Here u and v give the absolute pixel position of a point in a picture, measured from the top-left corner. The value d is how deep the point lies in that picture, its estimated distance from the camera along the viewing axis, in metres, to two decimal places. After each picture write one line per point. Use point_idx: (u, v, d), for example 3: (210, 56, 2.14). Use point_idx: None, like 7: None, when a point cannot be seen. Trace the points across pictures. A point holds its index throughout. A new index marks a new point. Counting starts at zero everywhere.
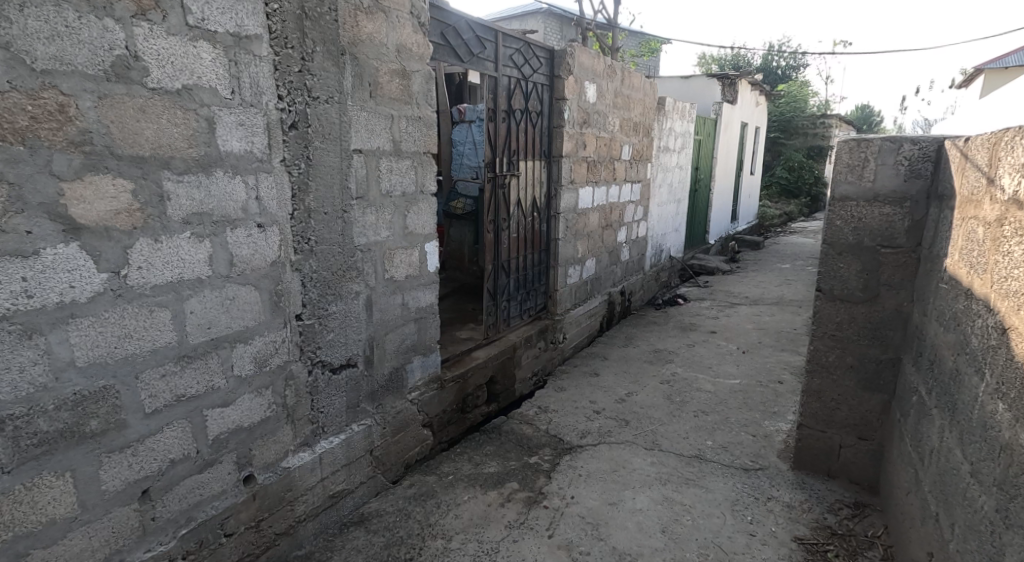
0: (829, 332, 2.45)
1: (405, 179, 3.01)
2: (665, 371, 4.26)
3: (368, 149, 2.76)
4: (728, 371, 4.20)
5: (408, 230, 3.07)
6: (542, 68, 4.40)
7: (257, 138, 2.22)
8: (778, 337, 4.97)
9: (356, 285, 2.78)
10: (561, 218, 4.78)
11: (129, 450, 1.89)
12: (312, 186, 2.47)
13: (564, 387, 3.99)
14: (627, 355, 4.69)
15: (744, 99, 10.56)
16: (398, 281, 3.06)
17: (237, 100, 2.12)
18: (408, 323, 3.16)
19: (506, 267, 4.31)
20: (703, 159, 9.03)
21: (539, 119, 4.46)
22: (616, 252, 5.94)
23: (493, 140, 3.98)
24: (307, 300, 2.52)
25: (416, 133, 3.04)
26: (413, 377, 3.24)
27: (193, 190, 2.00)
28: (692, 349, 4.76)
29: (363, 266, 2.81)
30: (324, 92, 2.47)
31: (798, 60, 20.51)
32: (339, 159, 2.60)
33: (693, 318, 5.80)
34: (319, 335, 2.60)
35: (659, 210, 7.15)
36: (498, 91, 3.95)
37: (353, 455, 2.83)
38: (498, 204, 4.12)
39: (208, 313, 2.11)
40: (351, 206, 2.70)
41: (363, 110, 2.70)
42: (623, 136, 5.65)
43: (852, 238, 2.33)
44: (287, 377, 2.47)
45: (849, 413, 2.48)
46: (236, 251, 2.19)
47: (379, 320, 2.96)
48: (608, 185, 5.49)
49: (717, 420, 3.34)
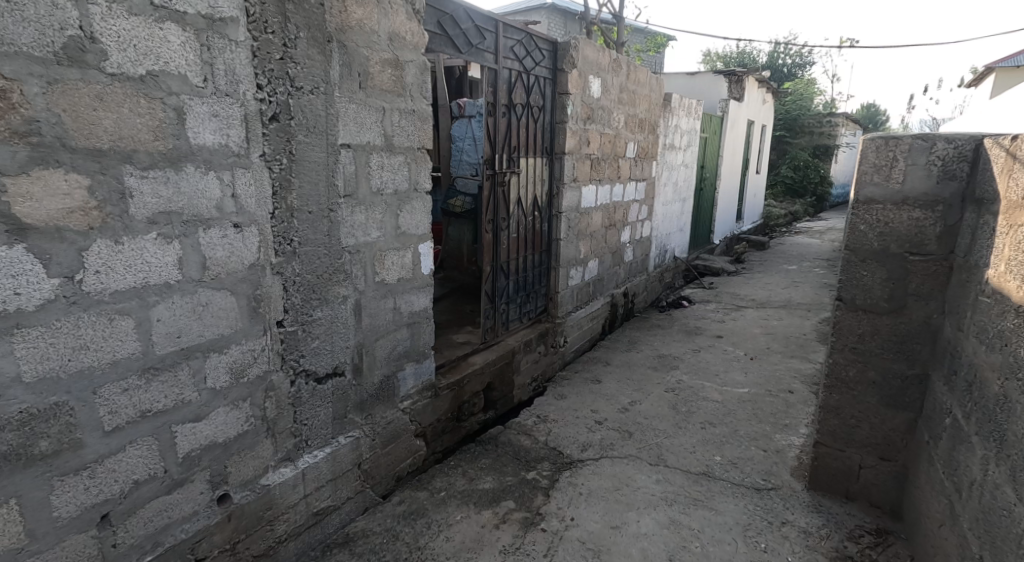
0: (850, 345, 2.27)
1: (397, 177, 2.84)
2: (669, 378, 4.08)
3: (358, 143, 2.59)
4: (735, 379, 4.02)
5: (400, 230, 2.90)
6: (545, 61, 4.22)
7: (233, 131, 2.05)
8: (787, 342, 4.78)
9: (344, 289, 2.61)
10: (563, 217, 4.60)
11: (85, 472, 1.73)
12: (295, 183, 2.30)
13: (565, 394, 3.82)
14: (630, 360, 4.51)
15: (751, 96, 10.35)
16: (390, 285, 2.89)
17: (210, 89, 1.95)
18: (400, 328, 2.99)
19: (505, 269, 4.14)
20: (708, 157, 8.84)
21: (541, 115, 4.27)
22: (619, 252, 5.76)
23: (493, 135, 3.81)
24: (289, 305, 2.35)
25: (409, 127, 2.87)
26: (405, 385, 3.08)
27: (159, 186, 1.83)
28: (697, 354, 4.59)
29: (351, 268, 2.64)
30: (309, 82, 2.30)
31: (804, 58, 20.26)
32: (325, 155, 2.43)
33: (698, 321, 5.62)
34: (302, 343, 2.43)
35: (663, 210, 6.97)
36: (498, 84, 3.77)
37: (339, 469, 2.66)
38: (497, 202, 3.94)
39: (178, 321, 1.94)
40: (338, 205, 2.52)
41: (352, 102, 2.53)
42: (628, 133, 5.47)
43: (878, 244, 2.15)
44: (267, 388, 2.30)
45: (870, 432, 2.30)
46: (210, 253, 2.02)
47: (368, 325, 2.79)
48: (611, 183, 5.31)
49: (725, 432, 3.17)
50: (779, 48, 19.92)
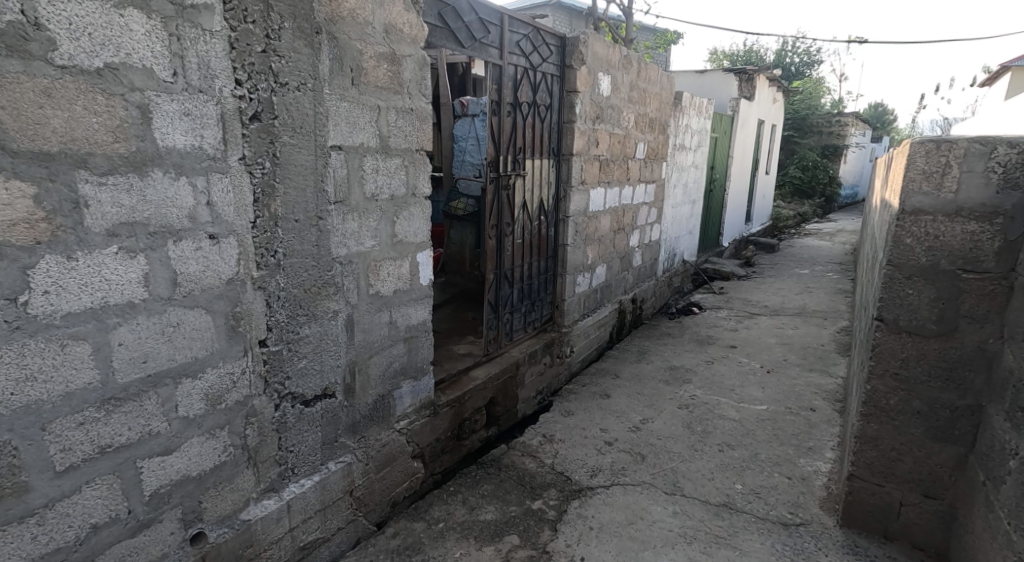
0: (892, 371, 2.05)
1: (393, 181, 2.63)
2: (682, 393, 3.86)
3: (350, 144, 2.38)
4: (753, 394, 3.79)
5: (396, 238, 2.69)
6: (552, 57, 4.00)
7: (207, 132, 1.84)
8: (805, 354, 4.56)
9: (335, 303, 2.41)
10: (570, 222, 4.38)
11: (33, 518, 1.54)
12: (279, 189, 2.09)
13: (572, 411, 3.61)
14: (640, 372, 4.29)
15: (761, 95, 10.10)
16: (385, 297, 2.68)
17: (181, 84, 1.74)
18: (396, 343, 2.78)
19: (509, 277, 3.93)
20: (719, 157, 8.61)
21: (548, 114, 4.05)
22: (628, 257, 5.55)
23: (497, 135, 3.59)
24: (273, 322, 2.15)
25: (407, 128, 2.66)
26: (401, 404, 2.87)
27: (120, 195, 1.63)
28: (711, 367, 4.37)
29: (342, 281, 2.43)
30: (295, 78, 2.09)
31: (812, 58, 19.96)
32: (314, 158, 2.22)
33: (710, 329, 5.40)
34: (288, 364, 2.23)
35: (673, 212, 6.74)
36: (504, 81, 3.56)
37: (329, 498, 2.46)
38: (501, 207, 3.73)
39: (144, 345, 1.74)
40: (328, 211, 2.31)
41: (344, 100, 2.32)
42: (638, 133, 5.24)
43: (926, 259, 1.93)
44: (248, 414, 2.10)
45: (913, 466, 2.07)
46: (181, 268, 1.81)
47: (362, 342, 2.59)
48: (620, 185, 5.09)
49: (745, 456, 2.95)
50: (787, 47, 19.63)
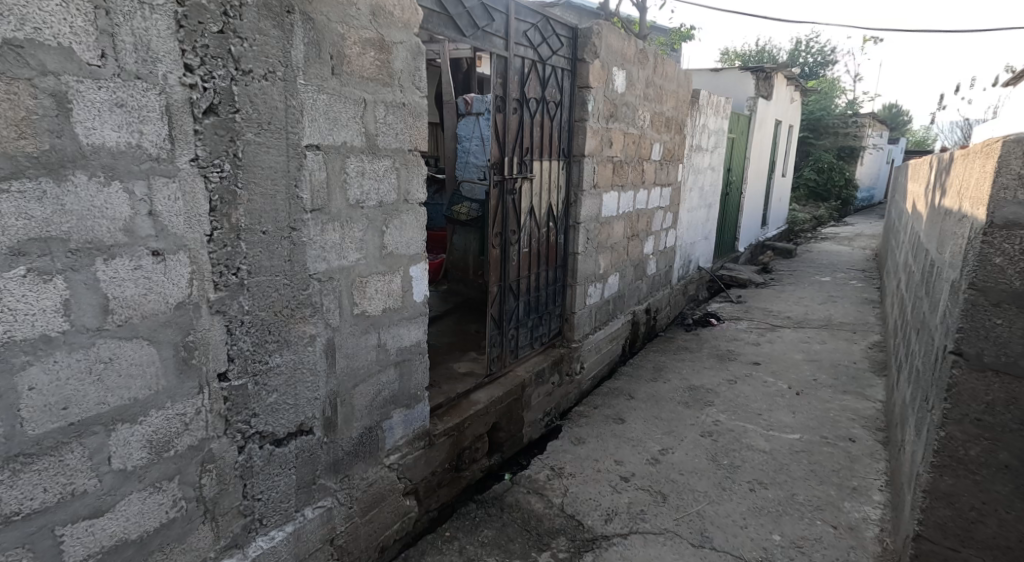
0: (972, 416, 1.73)
1: (382, 186, 2.31)
2: (704, 418, 3.52)
3: (329, 143, 2.06)
4: (782, 420, 3.44)
5: (385, 250, 2.38)
6: (563, 49, 3.67)
7: (148, 127, 1.52)
8: (836, 372, 4.20)
9: (312, 326, 2.09)
10: (581, 228, 4.04)
11: None
12: (241, 196, 1.78)
13: (583, 438, 3.28)
14: (657, 393, 3.95)
15: (779, 94, 9.73)
16: (372, 317, 2.36)
17: (112, 68, 1.43)
18: (386, 369, 2.47)
19: (514, 289, 3.60)
20: (735, 159, 8.25)
21: (558, 111, 3.72)
22: (642, 266, 5.20)
23: (501, 134, 3.27)
24: (236, 352, 1.83)
25: (397, 124, 2.34)
26: (391, 436, 2.56)
27: (28, 204, 1.33)
28: (733, 387, 4.03)
29: (321, 300, 2.12)
30: (261, 65, 1.77)
31: (827, 57, 19.50)
32: (285, 159, 1.90)
33: (729, 343, 5.05)
34: (255, 399, 1.91)
35: (688, 217, 6.39)
36: (509, 75, 3.24)
37: (306, 550, 2.16)
38: (506, 213, 3.40)
39: (65, 386, 1.43)
40: (304, 221, 2.00)
41: (322, 93, 2.00)
42: (653, 133, 4.90)
43: (1020, 284, 1.63)
44: (204, 460, 1.77)
45: (996, 531, 1.73)
46: (114, 292, 1.50)
47: (345, 369, 2.27)
48: (635, 189, 4.75)
49: (780, 497, 2.62)
50: (801, 47, 19.22)
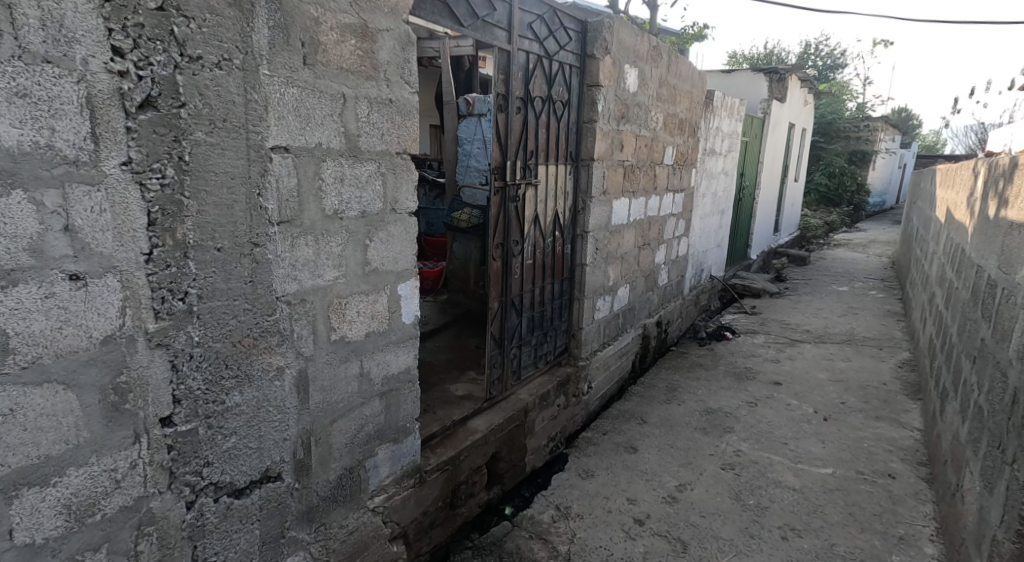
0: None
1: (365, 194, 2.03)
2: (724, 448, 3.22)
3: (301, 145, 1.78)
4: (811, 451, 3.13)
5: (369, 266, 2.09)
6: (571, 44, 3.38)
7: (62, 122, 1.24)
8: (864, 394, 3.89)
9: (280, 357, 1.81)
10: (590, 237, 3.74)
11: None
12: (188, 207, 1.49)
13: (592, 471, 2.98)
14: (671, 416, 3.66)
15: (792, 96, 9.42)
16: (353, 342, 2.08)
17: (10, 48, 1.15)
18: (369, 401, 2.19)
19: (517, 304, 3.31)
20: (748, 163, 7.95)
21: (565, 111, 3.43)
22: (653, 276, 4.90)
23: (503, 136, 2.98)
24: (183, 391, 1.54)
25: (383, 124, 2.05)
26: (376, 476, 2.28)
27: None
28: (753, 410, 3.73)
29: (291, 327, 1.83)
30: (213, 50, 1.48)
31: (837, 61, 19.15)
32: (245, 163, 1.62)
33: (746, 359, 4.75)
34: (209, 446, 1.62)
35: (701, 224, 6.08)
36: (513, 72, 2.95)
37: None
38: (508, 222, 3.11)
39: None
40: (269, 236, 1.71)
41: (291, 86, 1.72)
42: (666, 135, 4.61)
43: None
44: (141, 523, 1.49)
45: None
46: (17, 327, 1.22)
47: (320, 404, 1.98)
48: (646, 195, 4.45)
49: (816, 548, 2.33)
50: (810, 50, 18.89)
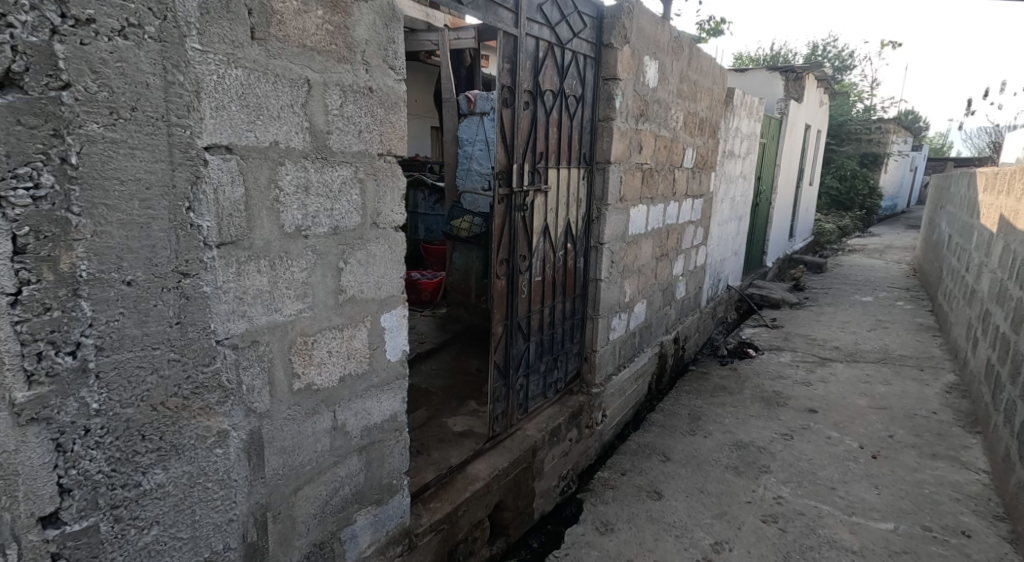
0: None
1: (337, 206, 1.62)
2: (763, 492, 2.80)
3: (249, 144, 1.37)
4: (864, 498, 2.71)
5: (343, 295, 1.69)
6: (585, 31, 2.97)
7: None
8: (913, 424, 3.47)
9: (222, 418, 1.40)
10: (606, 250, 3.33)
11: None
12: (78, 227, 1.09)
13: (611, 524, 2.58)
14: (697, 452, 3.25)
15: (809, 97, 9.01)
16: (323, 390, 1.68)
17: None
18: (345, 459, 1.78)
19: (523, 328, 2.90)
20: (765, 167, 7.53)
21: (578, 107, 3.02)
22: (670, 289, 4.48)
23: (509, 134, 2.57)
24: (76, 478, 1.14)
25: (361, 119, 1.65)
26: (355, 547, 1.87)
27: None
28: (790, 443, 3.31)
29: (239, 378, 1.43)
30: (111, 11, 1.08)
31: (846, 63, 18.70)
32: (166, 167, 1.20)
33: (775, 381, 4.32)
34: (116, 545, 1.22)
35: (719, 231, 5.66)
36: (520, 61, 2.55)
37: None
38: (514, 235, 2.70)
39: None
40: (203, 264, 1.30)
41: (235, 68, 1.31)
42: (686, 136, 4.19)
43: None
44: None
45: None
46: None
47: (280, 470, 1.57)
48: (665, 201, 4.04)
49: None
50: (818, 51, 18.44)
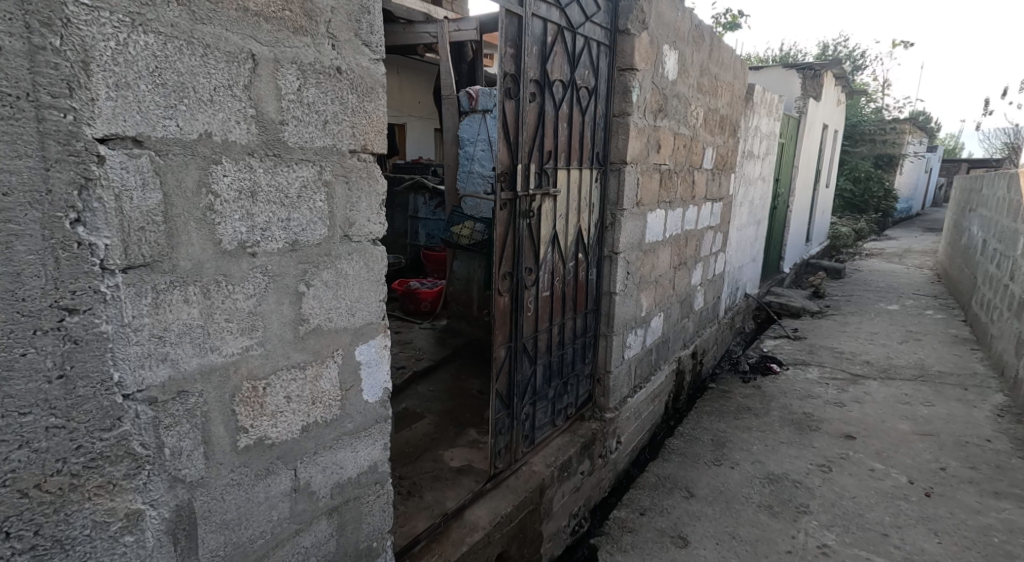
0: None
1: (295, 215, 1.29)
2: (805, 539, 2.45)
3: (168, 135, 1.05)
4: (923, 549, 2.36)
5: (305, 326, 1.35)
6: (598, 14, 2.63)
7: None
8: (965, 454, 3.10)
9: (134, 496, 1.07)
10: (621, 260, 2.98)
11: None
12: None
13: None
14: (726, 486, 2.89)
15: (827, 96, 8.64)
16: (281, 445, 1.34)
17: None
18: (310, 526, 1.44)
19: (529, 350, 2.55)
20: (783, 168, 7.16)
21: (591, 101, 2.68)
22: (689, 300, 4.12)
23: (512, 130, 2.23)
24: None
25: (324, 108, 1.31)
26: None
27: None
28: (829, 476, 2.95)
29: (159, 441, 1.09)
30: None
31: (858, 64, 18.28)
32: (35, 165, 0.89)
33: (805, 400, 3.95)
34: None
35: (738, 236, 5.30)
36: (525, 45, 2.21)
37: None
38: (519, 245, 2.36)
39: None
40: (100, 295, 0.97)
41: (143, 33, 0.98)
42: (706, 134, 3.84)
43: None
44: None
45: None
46: None
47: (220, 550, 1.24)
48: (684, 205, 3.68)
49: None
50: (829, 51, 18.03)
